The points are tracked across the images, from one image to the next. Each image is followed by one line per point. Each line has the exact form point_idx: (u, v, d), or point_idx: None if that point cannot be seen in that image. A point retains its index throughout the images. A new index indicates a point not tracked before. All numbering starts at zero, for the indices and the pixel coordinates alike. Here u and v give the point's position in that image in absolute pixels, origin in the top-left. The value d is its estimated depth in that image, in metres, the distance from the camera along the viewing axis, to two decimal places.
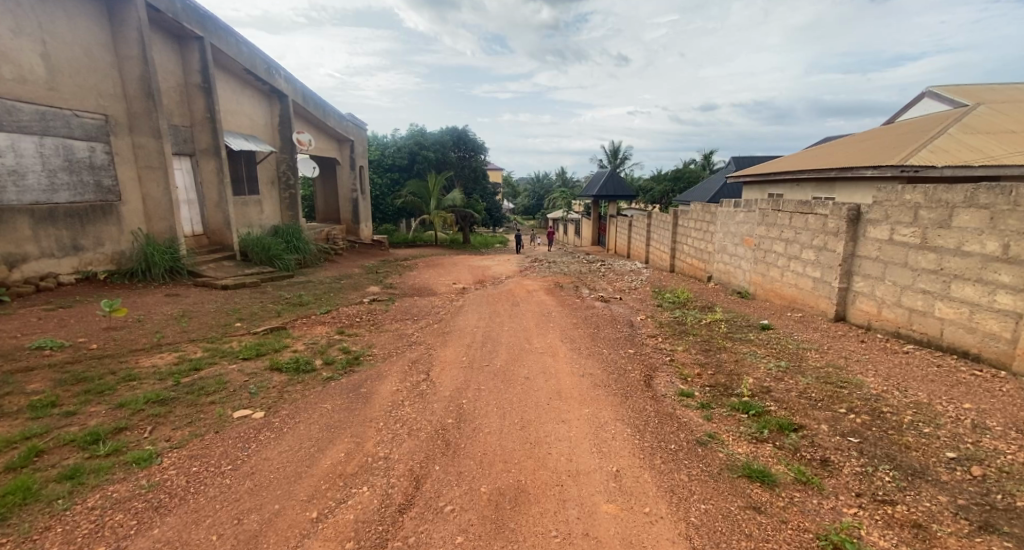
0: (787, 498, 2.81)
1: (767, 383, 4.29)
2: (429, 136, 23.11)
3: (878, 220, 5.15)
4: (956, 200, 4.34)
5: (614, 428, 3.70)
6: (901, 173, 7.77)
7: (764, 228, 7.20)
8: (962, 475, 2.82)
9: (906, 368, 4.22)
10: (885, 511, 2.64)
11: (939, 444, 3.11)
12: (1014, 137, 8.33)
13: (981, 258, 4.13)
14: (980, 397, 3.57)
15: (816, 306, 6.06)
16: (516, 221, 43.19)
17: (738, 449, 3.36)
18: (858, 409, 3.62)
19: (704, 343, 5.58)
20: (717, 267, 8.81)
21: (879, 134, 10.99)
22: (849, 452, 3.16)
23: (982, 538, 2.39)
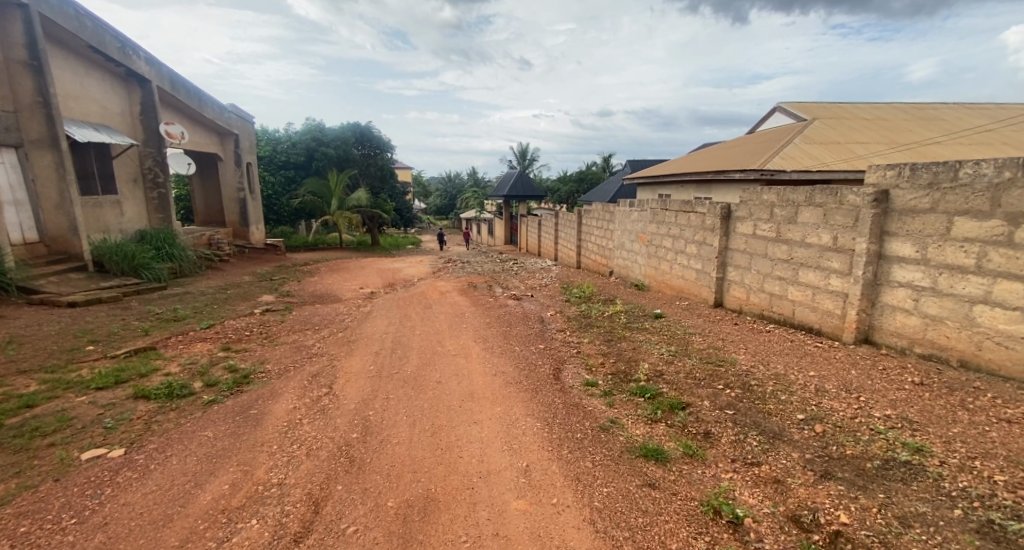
0: (677, 471, 3.06)
1: (660, 367, 4.64)
2: (329, 132, 21.67)
3: (744, 217, 5.83)
4: (800, 200, 5.04)
5: (524, 423, 3.76)
6: (761, 176, 8.90)
7: (655, 226, 7.81)
8: (810, 432, 3.27)
9: (768, 344, 4.83)
10: (753, 473, 2.98)
11: (792, 408, 3.58)
12: (839, 147, 9.97)
13: (819, 249, 4.82)
14: (822, 365, 4.19)
15: (699, 295, 6.71)
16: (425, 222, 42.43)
17: (636, 431, 3.58)
18: (733, 384, 4.06)
19: (607, 334, 5.89)
20: (617, 263, 9.38)
21: (744, 142, 12.48)
22: (725, 423, 3.52)
23: (824, 485, 2.76)
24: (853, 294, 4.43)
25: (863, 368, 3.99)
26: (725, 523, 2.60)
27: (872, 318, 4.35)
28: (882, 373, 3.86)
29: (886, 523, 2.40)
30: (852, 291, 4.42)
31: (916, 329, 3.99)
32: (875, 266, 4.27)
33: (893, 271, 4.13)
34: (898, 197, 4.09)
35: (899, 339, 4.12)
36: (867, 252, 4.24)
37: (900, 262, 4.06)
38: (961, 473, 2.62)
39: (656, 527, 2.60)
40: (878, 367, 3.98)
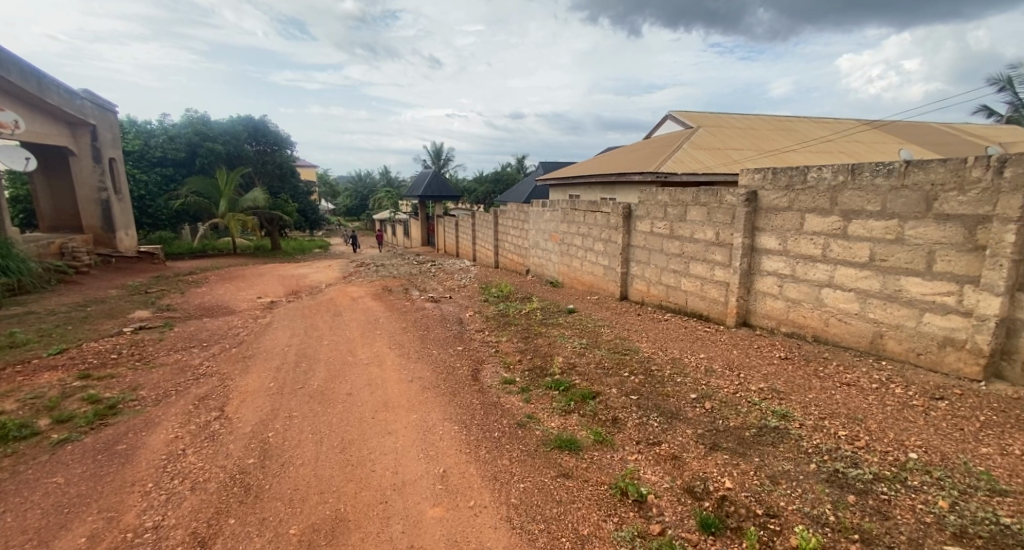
0: (589, 458, 3.24)
1: (573, 359, 4.87)
2: (215, 127, 19.68)
3: (642, 216, 6.29)
4: (688, 200, 5.54)
5: (442, 428, 3.74)
6: (657, 178, 9.67)
7: (566, 225, 8.13)
8: (701, 409, 3.62)
9: (666, 332, 5.27)
10: (655, 452, 3.23)
11: (687, 389, 3.95)
12: (720, 152, 11.14)
13: (705, 244, 5.35)
14: (710, 347, 4.67)
15: (607, 289, 7.12)
16: (335, 225, 40.31)
17: (551, 423, 3.73)
18: (637, 371, 4.37)
19: (523, 331, 6.04)
20: (533, 261, 9.64)
21: (642, 147, 13.45)
22: (631, 408, 3.79)
23: (712, 456, 3.08)
24: (733, 283, 4.99)
25: (743, 348, 4.51)
26: (631, 502, 2.79)
27: (749, 303, 4.93)
28: (758, 351, 4.40)
29: (760, 482, 2.74)
30: (733, 280, 4.97)
31: (781, 311, 4.60)
32: (749, 258, 4.85)
33: (764, 261, 4.72)
34: (765, 197, 4.66)
35: (770, 320, 4.72)
36: (742, 245, 4.80)
37: (769, 254, 4.65)
38: (815, 432, 3.07)
39: (569, 515, 2.73)
40: (755, 346, 4.53)
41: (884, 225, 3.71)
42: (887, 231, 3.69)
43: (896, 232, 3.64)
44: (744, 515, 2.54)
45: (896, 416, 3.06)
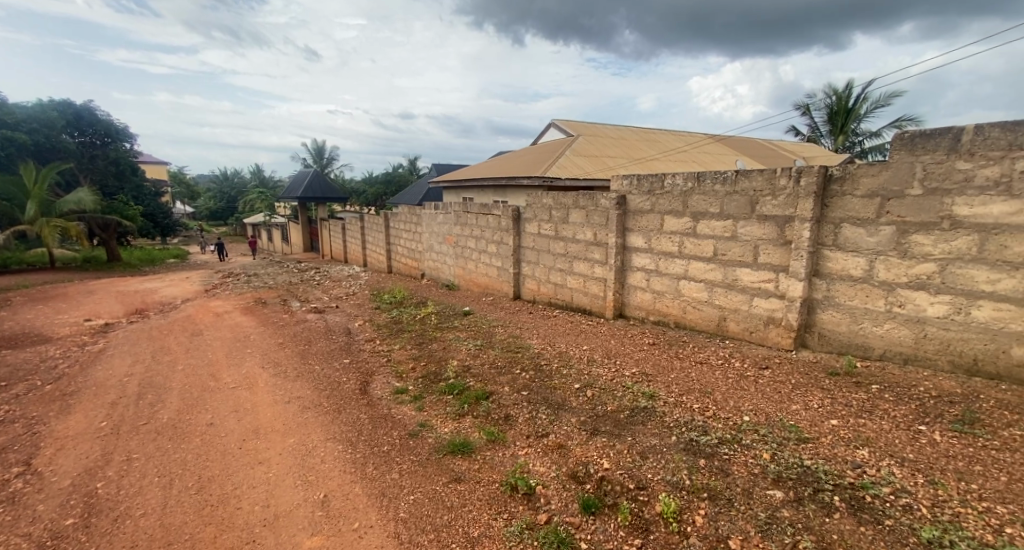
0: (481, 459, 3.30)
1: (467, 361, 4.92)
2: (15, 111, 15.83)
3: (530, 218, 6.56)
4: (569, 203, 5.89)
5: (323, 450, 3.55)
6: (544, 182, 10.18)
7: (459, 227, 8.16)
8: (584, 398, 3.87)
9: (555, 327, 5.57)
10: (543, 443, 3.37)
11: (572, 380, 4.20)
12: (598, 159, 12.09)
13: (585, 244, 5.75)
14: (592, 339, 5.04)
15: (501, 289, 7.30)
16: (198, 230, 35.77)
17: (445, 429, 3.74)
18: (527, 367, 4.56)
19: (417, 337, 5.93)
20: (427, 264, 9.53)
21: (529, 151, 14.04)
22: (522, 404, 3.92)
23: (594, 440, 3.27)
24: (610, 279, 5.44)
25: (619, 337, 4.95)
26: (521, 496, 2.88)
27: (624, 296, 5.42)
28: (632, 339, 4.86)
29: (632, 458, 2.97)
30: (609, 277, 5.43)
31: (650, 302, 5.13)
32: (622, 255, 5.33)
33: (634, 258, 5.22)
34: (632, 201, 5.16)
35: (642, 311, 5.23)
36: (615, 244, 5.26)
37: (638, 251, 5.15)
38: (676, 408, 3.46)
39: (460, 519, 2.77)
40: (629, 335, 5.00)
41: (723, 224, 4.32)
42: (726, 230, 4.31)
43: (731, 231, 4.26)
44: (619, 491, 2.73)
45: (736, 387, 3.59)
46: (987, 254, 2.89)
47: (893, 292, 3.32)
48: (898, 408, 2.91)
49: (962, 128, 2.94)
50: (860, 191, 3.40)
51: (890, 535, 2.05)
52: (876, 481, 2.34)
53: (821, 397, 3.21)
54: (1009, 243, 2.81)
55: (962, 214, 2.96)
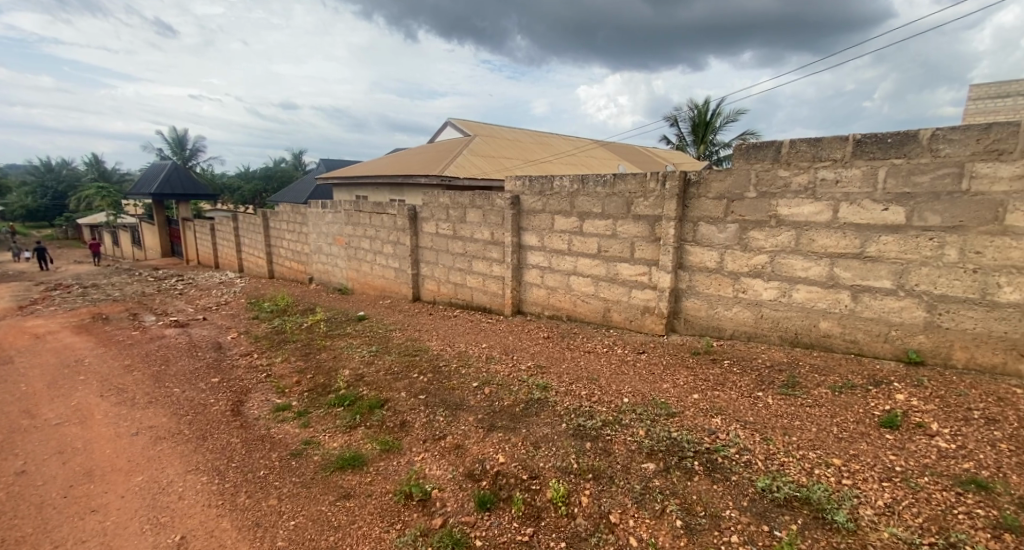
0: (374, 471, 3.18)
1: (361, 369, 4.70)
2: None
3: (427, 218, 6.50)
4: (466, 203, 5.92)
5: (181, 485, 3.21)
6: (441, 182, 10.14)
7: (351, 227, 7.82)
8: (481, 395, 3.84)
9: (455, 327, 5.58)
10: (439, 445, 3.31)
11: (470, 379, 4.17)
12: (495, 159, 12.33)
13: (482, 243, 5.83)
14: (491, 336, 5.12)
15: (399, 291, 7.14)
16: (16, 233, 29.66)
17: (333, 444, 3.53)
18: (425, 370, 4.48)
19: (304, 347, 5.57)
20: (315, 268, 8.99)
21: (425, 150, 13.86)
22: (419, 408, 3.81)
23: (490, 436, 3.27)
24: (507, 277, 5.60)
25: (517, 333, 5.10)
26: (416, 503, 2.82)
27: (521, 293, 5.61)
28: (528, 335, 5.03)
29: (527, 449, 3.02)
30: (506, 275, 5.58)
31: (545, 297, 5.37)
32: (518, 254, 5.51)
33: (528, 256, 5.43)
34: (525, 201, 5.35)
35: (538, 307, 5.46)
36: (511, 243, 5.42)
37: (533, 249, 5.37)
38: (567, 396, 3.60)
39: (348, 537, 2.67)
40: (526, 330, 5.19)
41: (605, 223, 4.67)
42: (607, 228, 4.66)
43: (612, 229, 4.62)
44: (514, 484, 2.77)
45: (617, 372, 3.91)
46: (802, 246, 3.49)
47: (738, 280, 3.87)
48: (743, 379, 3.41)
49: (781, 143, 3.51)
50: (712, 194, 3.91)
51: (736, 488, 2.37)
52: (726, 443, 2.70)
53: (686, 375, 3.64)
54: (816, 237, 3.42)
55: (785, 214, 3.54)
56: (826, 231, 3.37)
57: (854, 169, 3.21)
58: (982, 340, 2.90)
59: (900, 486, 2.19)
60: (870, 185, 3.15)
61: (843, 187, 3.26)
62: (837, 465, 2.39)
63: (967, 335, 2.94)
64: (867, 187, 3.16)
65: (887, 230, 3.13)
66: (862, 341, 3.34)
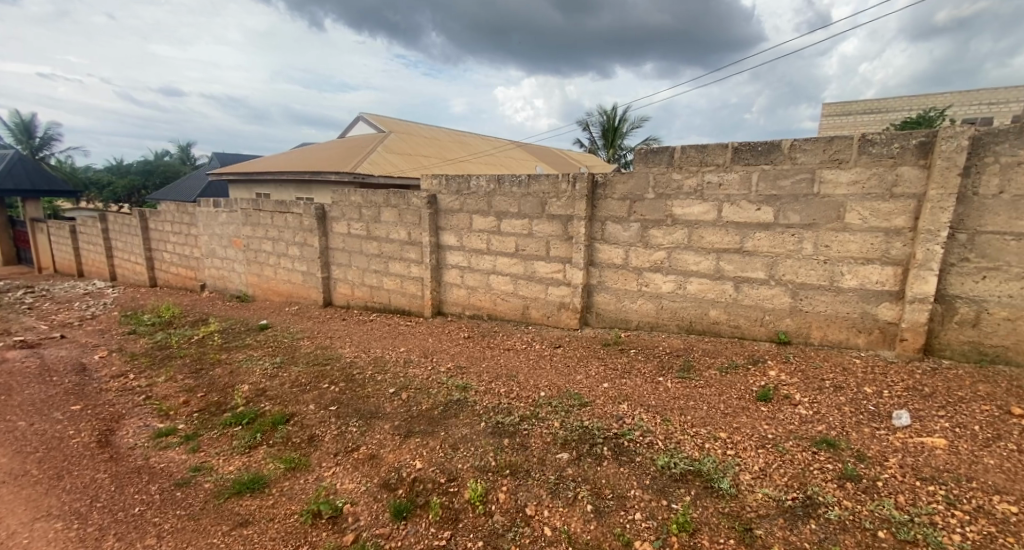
0: (277, 492, 2.95)
1: (263, 383, 4.36)
2: None
3: (338, 217, 6.22)
4: (380, 201, 5.75)
5: (28, 535, 2.76)
6: (353, 179, 9.73)
7: (249, 228, 7.25)
8: (398, 401, 3.70)
9: (370, 332, 5.40)
10: (352, 458, 3.15)
11: (385, 385, 4.01)
12: (410, 156, 12.08)
13: (399, 243, 5.70)
14: (409, 339, 5.02)
15: (308, 296, 6.76)
16: None
17: (229, 468, 3.23)
18: (336, 379, 4.23)
19: (193, 363, 5.06)
20: (208, 274, 8.22)
21: (334, 145, 13.20)
22: (329, 421, 3.59)
23: (407, 442, 3.16)
24: (426, 277, 5.52)
25: (436, 335, 5.06)
26: (325, 521, 2.67)
27: (440, 294, 5.58)
28: (448, 335, 5.01)
29: (445, 452, 2.98)
30: (425, 275, 5.50)
31: (464, 297, 5.40)
32: (436, 254, 5.46)
33: (447, 256, 5.42)
34: (442, 200, 5.32)
35: (458, 306, 5.47)
36: (429, 243, 5.36)
37: (450, 249, 5.36)
38: (485, 394, 3.61)
39: None
40: (445, 330, 5.16)
41: (521, 223, 4.78)
42: (524, 227, 4.77)
43: (528, 228, 4.74)
44: (431, 489, 2.73)
45: (535, 368, 4.03)
46: (694, 242, 3.85)
47: (642, 275, 4.17)
48: (647, 366, 3.70)
49: (675, 149, 3.83)
50: (617, 195, 4.17)
51: (639, 469, 2.57)
52: (632, 428, 2.92)
53: (598, 366, 3.86)
54: (705, 234, 3.79)
55: (679, 213, 3.88)
56: (713, 229, 3.75)
57: (734, 174, 3.60)
58: (832, 320, 3.39)
59: (772, 451, 2.51)
60: (746, 188, 3.55)
61: (725, 190, 3.64)
62: (723, 437, 2.69)
63: (822, 316, 3.43)
64: (744, 190, 3.57)
65: (760, 228, 3.55)
66: (744, 326, 3.75)
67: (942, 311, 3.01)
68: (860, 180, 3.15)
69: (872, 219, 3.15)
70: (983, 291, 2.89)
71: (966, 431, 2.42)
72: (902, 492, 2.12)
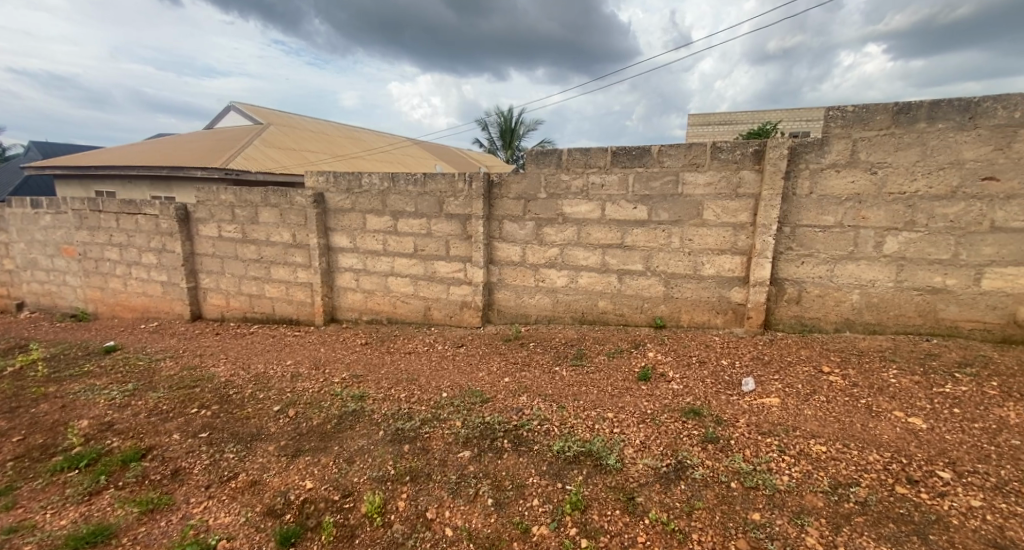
0: (131, 541, 2.47)
1: (108, 416, 3.61)
2: None
3: (205, 219, 5.65)
4: (256, 200, 5.33)
5: None
6: (226, 176, 8.84)
7: (87, 233, 6.29)
8: (284, 420, 3.42)
9: (249, 347, 4.96)
10: (229, 487, 2.80)
11: (268, 404, 3.67)
12: (294, 152, 11.34)
13: (283, 246, 5.33)
14: (298, 352, 4.71)
15: (171, 310, 6.05)
16: None
17: (59, 523, 2.61)
18: (209, 402, 3.74)
19: (7, 400, 4.05)
20: (31, 290, 6.96)
21: (200, 138, 11.87)
22: (198, 450, 3.13)
23: (295, 464, 2.93)
24: (315, 283, 5.23)
25: (330, 344, 4.83)
26: None
27: (333, 299, 5.34)
28: (342, 344, 4.81)
29: (338, 467, 2.86)
30: (314, 281, 5.22)
31: (360, 301, 5.23)
32: (327, 257, 5.22)
33: (340, 259, 5.20)
34: (331, 199, 5.07)
35: (353, 312, 5.29)
36: (318, 245, 5.10)
37: (342, 252, 5.16)
38: (384, 402, 3.54)
39: None
40: (340, 338, 4.96)
41: (418, 222, 4.75)
42: (421, 227, 4.75)
43: (426, 228, 4.72)
44: (323, 508, 2.58)
45: (437, 369, 4.04)
46: (583, 239, 4.14)
47: (538, 271, 4.38)
48: (544, 357, 3.91)
49: (562, 151, 4.07)
50: (512, 194, 4.33)
51: (537, 456, 2.73)
52: (530, 418, 3.07)
53: (499, 361, 4.00)
54: (592, 231, 4.09)
55: (569, 212, 4.14)
56: (599, 226, 4.06)
57: (614, 175, 3.93)
58: (697, 304, 3.86)
59: (650, 425, 2.82)
60: (624, 188, 3.91)
61: (606, 190, 3.97)
62: (610, 417, 2.95)
63: (689, 301, 3.89)
64: (623, 190, 3.91)
65: (637, 225, 3.92)
66: (628, 314, 4.12)
67: (776, 292, 3.58)
68: (713, 182, 3.63)
69: (723, 216, 3.64)
70: (803, 274, 3.49)
71: (793, 390, 2.92)
72: (748, 447, 2.51)
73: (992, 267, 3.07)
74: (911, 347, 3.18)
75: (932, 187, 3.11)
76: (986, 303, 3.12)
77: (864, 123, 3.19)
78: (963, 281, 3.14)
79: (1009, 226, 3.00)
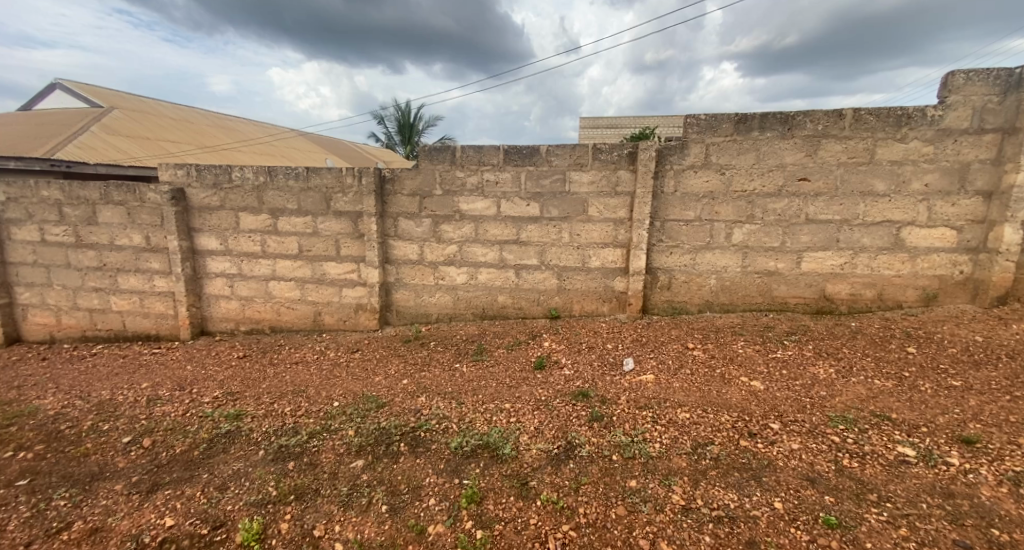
0: None
1: None
2: None
3: (20, 220, 4.74)
4: (94, 197, 4.58)
5: None
6: (54, 170, 7.44)
7: None
8: (138, 452, 3.00)
9: (91, 372, 4.26)
10: (59, 540, 2.38)
11: (116, 435, 3.19)
12: (148, 142, 9.93)
13: (132, 251, 4.66)
14: (156, 372, 4.16)
15: None
16: None
17: None
18: (31, 442, 3.14)
19: None
20: None
21: (14, 122, 9.84)
22: (14, 503, 2.62)
23: (151, 501, 2.59)
24: (178, 291, 4.65)
25: (199, 360, 4.34)
26: None
27: (202, 309, 4.79)
28: (215, 359, 4.34)
29: (208, 497, 2.58)
30: (177, 289, 4.63)
31: (236, 310, 4.76)
32: (192, 261, 4.67)
33: (208, 263, 4.69)
34: (193, 196, 4.54)
35: (227, 322, 4.80)
36: (181, 249, 4.54)
37: (211, 255, 4.65)
38: (265, 418, 3.27)
39: None
40: (213, 353, 4.47)
41: (302, 220, 4.44)
42: (305, 226, 4.44)
43: (312, 227, 4.43)
44: (188, 546, 2.31)
45: (328, 377, 3.82)
46: (481, 235, 4.18)
47: (437, 269, 4.34)
48: (445, 355, 3.90)
49: (455, 148, 4.07)
50: (406, 191, 4.23)
51: (434, 455, 2.72)
52: (429, 418, 3.04)
53: (397, 364, 3.89)
54: (488, 228, 4.15)
55: (465, 209, 4.15)
56: (495, 223, 4.12)
57: (507, 172, 4.01)
58: (587, 295, 4.11)
59: (543, 410, 2.95)
60: (517, 186, 4.01)
61: (500, 187, 4.04)
62: (507, 408, 3.03)
63: (579, 292, 4.12)
64: (515, 188, 4.02)
65: (530, 221, 4.06)
66: (525, 307, 4.25)
67: (651, 280, 3.94)
68: (596, 180, 3.87)
69: (605, 212, 3.91)
70: (672, 263, 3.88)
71: (665, 366, 3.25)
72: (627, 421, 2.74)
73: (809, 252, 3.67)
74: (755, 322, 3.70)
75: (765, 186, 3.63)
76: (806, 282, 3.73)
77: (714, 130, 3.61)
78: (790, 264, 3.72)
79: (819, 218, 3.60)
